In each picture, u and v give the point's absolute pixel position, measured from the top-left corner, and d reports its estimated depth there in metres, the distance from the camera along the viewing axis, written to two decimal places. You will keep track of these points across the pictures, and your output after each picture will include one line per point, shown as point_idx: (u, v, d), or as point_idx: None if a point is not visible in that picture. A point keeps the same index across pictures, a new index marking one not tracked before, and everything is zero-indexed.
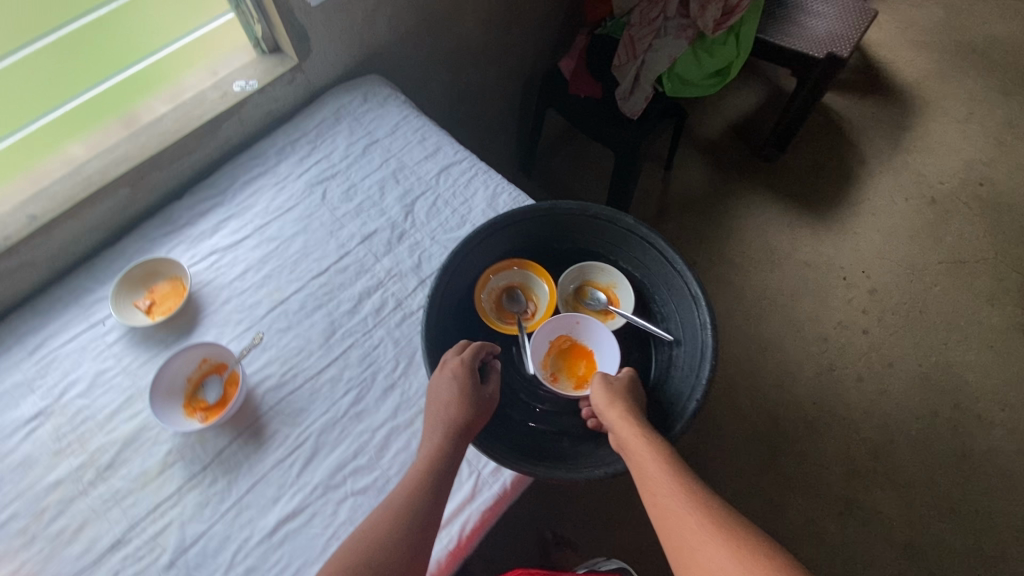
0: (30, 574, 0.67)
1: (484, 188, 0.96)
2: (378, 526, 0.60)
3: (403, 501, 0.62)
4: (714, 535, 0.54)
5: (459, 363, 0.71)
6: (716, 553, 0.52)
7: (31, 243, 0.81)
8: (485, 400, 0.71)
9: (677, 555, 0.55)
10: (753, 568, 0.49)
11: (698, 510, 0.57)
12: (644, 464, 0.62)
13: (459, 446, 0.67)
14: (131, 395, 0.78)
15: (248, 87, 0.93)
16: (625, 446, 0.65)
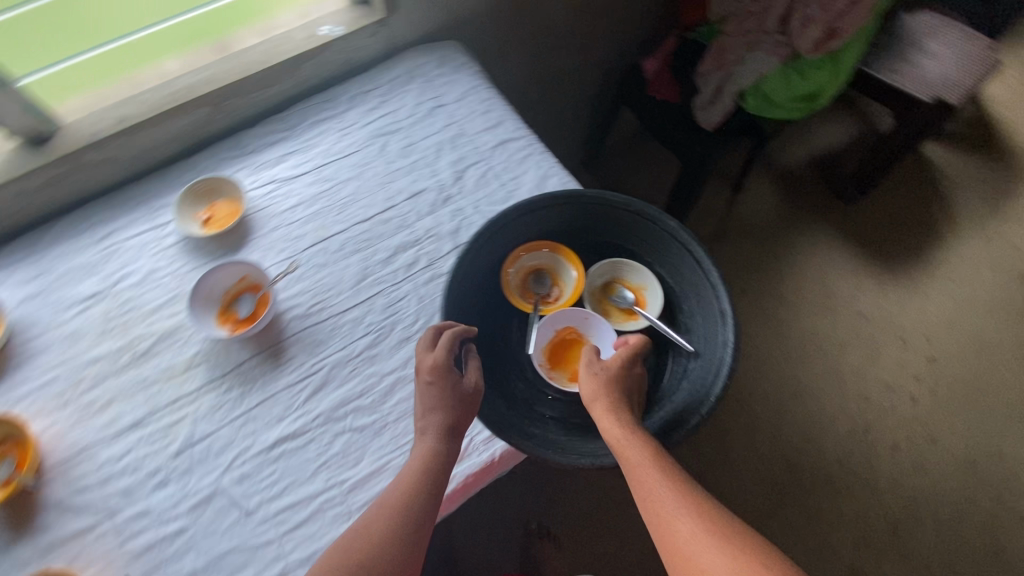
0: (60, 432, 0.75)
1: (537, 168, 0.96)
2: (374, 526, 0.62)
3: (397, 501, 0.64)
4: (709, 535, 0.57)
5: (437, 362, 0.70)
6: (713, 558, 0.55)
7: (117, 141, 0.88)
8: (471, 397, 0.71)
9: (670, 558, 0.58)
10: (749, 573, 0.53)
11: (691, 511, 0.59)
12: (633, 465, 0.62)
13: (451, 446, 0.68)
14: (175, 296, 0.84)
15: (334, 32, 0.96)
16: (612, 445, 0.65)
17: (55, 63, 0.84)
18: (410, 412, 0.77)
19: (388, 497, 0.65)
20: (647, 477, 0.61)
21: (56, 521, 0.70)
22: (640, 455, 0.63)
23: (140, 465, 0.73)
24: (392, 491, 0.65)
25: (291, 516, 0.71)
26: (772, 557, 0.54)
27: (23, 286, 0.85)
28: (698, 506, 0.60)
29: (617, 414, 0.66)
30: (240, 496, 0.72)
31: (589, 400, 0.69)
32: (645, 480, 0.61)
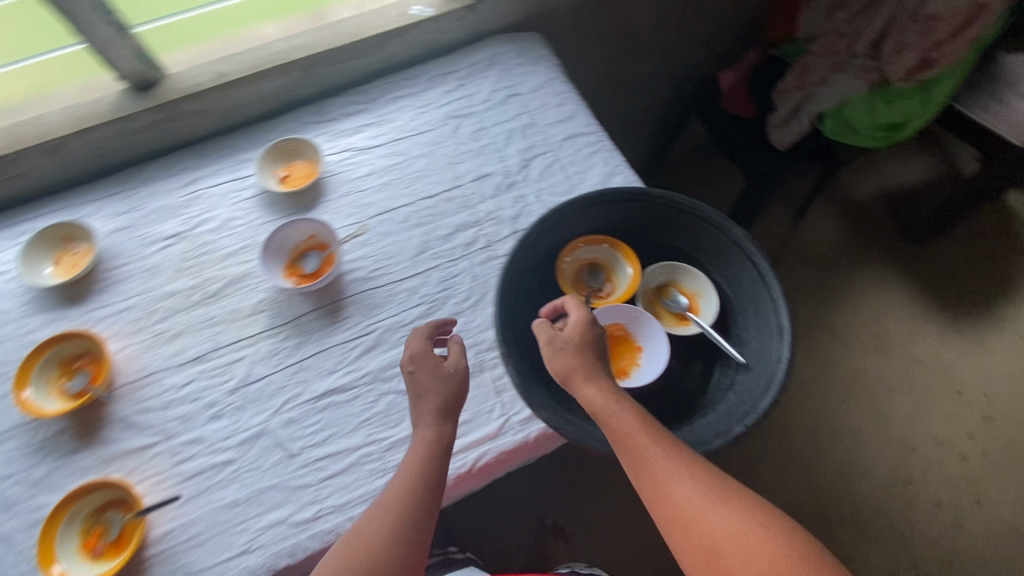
0: (132, 356, 0.80)
1: (603, 165, 0.96)
2: (368, 524, 0.61)
3: (390, 500, 0.63)
4: (706, 497, 0.57)
5: (418, 351, 0.73)
6: (717, 516, 0.56)
7: (213, 94, 0.93)
8: (456, 377, 0.72)
9: (671, 523, 0.58)
10: (750, 522, 0.56)
11: (685, 474, 0.59)
12: (623, 434, 0.61)
13: (447, 429, 0.69)
14: (247, 245, 0.89)
15: (424, 13, 1.00)
16: (602, 417, 0.63)
17: (160, 18, 0.90)
18: None
19: (386, 499, 0.64)
20: (639, 445, 0.60)
21: (119, 436, 0.75)
22: (629, 423, 0.62)
23: (199, 396, 0.78)
24: (390, 494, 0.64)
25: (330, 465, 0.74)
26: (765, 504, 0.58)
27: (114, 219, 0.91)
28: (692, 467, 0.60)
29: (599, 381, 0.66)
30: (285, 438, 0.75)
31: (565, 373, 0.67)
32: (636, 448, 0.60)
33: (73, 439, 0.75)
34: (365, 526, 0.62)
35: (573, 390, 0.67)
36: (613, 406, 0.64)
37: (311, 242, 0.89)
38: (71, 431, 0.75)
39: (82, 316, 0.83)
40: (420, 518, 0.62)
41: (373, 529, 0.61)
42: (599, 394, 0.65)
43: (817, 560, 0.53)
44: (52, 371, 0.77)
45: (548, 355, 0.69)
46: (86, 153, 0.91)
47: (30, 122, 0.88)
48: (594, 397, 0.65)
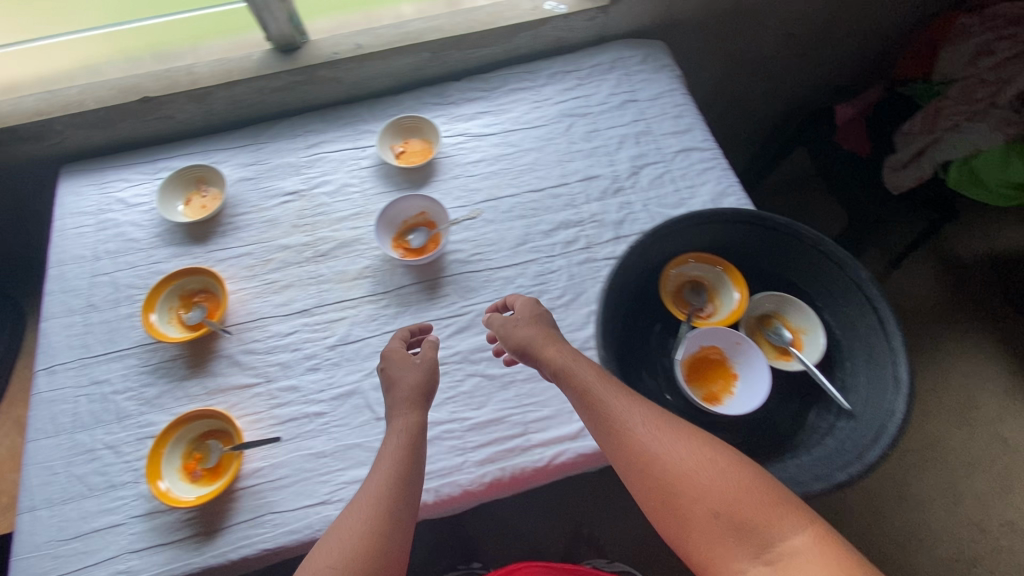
0: (244, 299, 0.85)
1: (716, 182, 0.94)
2: (347, 516, 0.61)
3: (364, 494, 0.62)
4: (659, 440, 0.61)
5: (392, 345, 0.74)
6: (669, 451, 0.60)
7: (349, 64, 0.97)
8: (426, 365, 0.73)
9: (628, 465, 0.61)
10: (698, 453, 0.59)
11: (637, 421, 0.62)
12: (581, 388, 0.65)
13: (416, 418, 0.68)
14: (359, 212, 0.93)
15: (557, 9, 1.00)
16: (562, 371, 0.67)
17: None
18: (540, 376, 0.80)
19: (361, 501, 0.61)
20: (597, 397, 0.64)
21: (226, 371, 0.80)
22: (588, 377, 0.66)
23: (300, 347, 0.82)
24: (365, 496, 0.62)
25: None
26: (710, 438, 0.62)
27: (241, 168, 0.97)
28: (648, 414, 0.63)
29: (558, 345, 0.70)
30: (375, 401, 0.78)
31: (529, 342, 0.71)
32: (593, 400, 0.64)
33: (184, 367, 0.80)
34: (340, 532, 0.59)
35: (535, 355, 0.71)
36: (573, 362, 0.68)
37: (419, 219, 0.92)
38: (184, 360, 0.80)
39: (205, 255, 0.89)
40: (398, 512, 0.61)
41: (351, 533, 0.59)
42: (559, 354, 0.69)
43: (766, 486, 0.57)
44: (174, 301, 0.83)
45: (507, 331, 0.74)
46: (226, 104, 0.97)
47: (183, 69, 0.95)
48: (557, 356, 0.69)
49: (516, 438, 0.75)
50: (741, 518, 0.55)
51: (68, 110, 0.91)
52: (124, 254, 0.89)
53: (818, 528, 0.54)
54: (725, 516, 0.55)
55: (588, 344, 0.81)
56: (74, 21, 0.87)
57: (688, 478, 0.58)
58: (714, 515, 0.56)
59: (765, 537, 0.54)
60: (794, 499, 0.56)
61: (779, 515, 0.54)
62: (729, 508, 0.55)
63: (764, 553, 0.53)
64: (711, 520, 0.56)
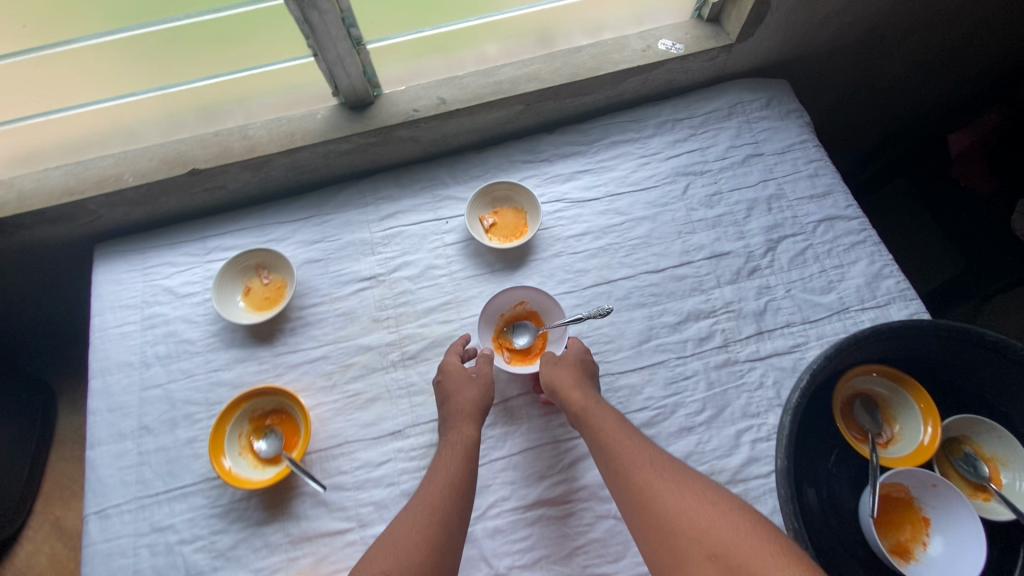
0: (324, 418, 0.72)
1: (868, 260, 0.80)
2: (398, 526, 0.57)
3: (415, 504, 0.59)
4: (668, 484, 0.55)
5: (449, 359, 0.70)
6: (666, 490, 0.55)
7: (431, 122, 0.82)
8: (482, 380, 0.69)
9: (627, 505, 0.56)
10: (699, 495, 0.54)
11: (647, 464, 0.58)
12: (598, 427, 0.62)
13: (471, 429, 0.65)
14: (449, 301, 0.79)
15: (674, 50, 0.85)
16: (577, 411, 0.64)
17: (406, 32, 0.78)
18: None
19: (416, 507, 0.59)
20: (608, 438, 0.61)
21: (311, 513, 0.67)
22: (604, 420, 0.63)
23: (395, 481, 0.69)
24: (421, 502, 0.59)
25: None
26: (722, 487, 0.56)
27: (307, 247, 0.83)
28: (658, 459, 0.59)
29: (584, 386, 0.66)
30: (491, 552, 0.65)
31: (556, 385, 0.67)
32: (606, 438, 0.61)
33: (260, 509, 0.67)
34: (396, 538, 0.56)
35: (557, 398, 0.66)
36: (589, 404, 0.64)
37: (518, 309, 0.77)
38: (260, 500, 0.68)
39: (273, 361, 0.75)
40: (451, 522, 0.57)
41: (407, 541, 0.55)
42: (581, 395, 0.65)
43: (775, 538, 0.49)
44: (244, 425, 0.70)
45: (545, 372, 0.69)
46: (286, 171, 0.83)
47: (235, 132, 0.80)
48: (577, 394, 0.65)
49: None
50: (741, 564, 0.47)
51: (104, 188, 0.76)
52: (177, 360, 0.75)
53: None
54: (721, 560, 0.48)
55: (740, 474, 0.68)
56: (111, 84, 0.72)
57: (689, 519, 0.52)
58: (708, 557, 0.48)
59: None
60: (804, 559, 0.47)
61: (782, 567, 0.46)
62: (727, 552, 0.48)
63: None
64: (704, 563, 0.48)
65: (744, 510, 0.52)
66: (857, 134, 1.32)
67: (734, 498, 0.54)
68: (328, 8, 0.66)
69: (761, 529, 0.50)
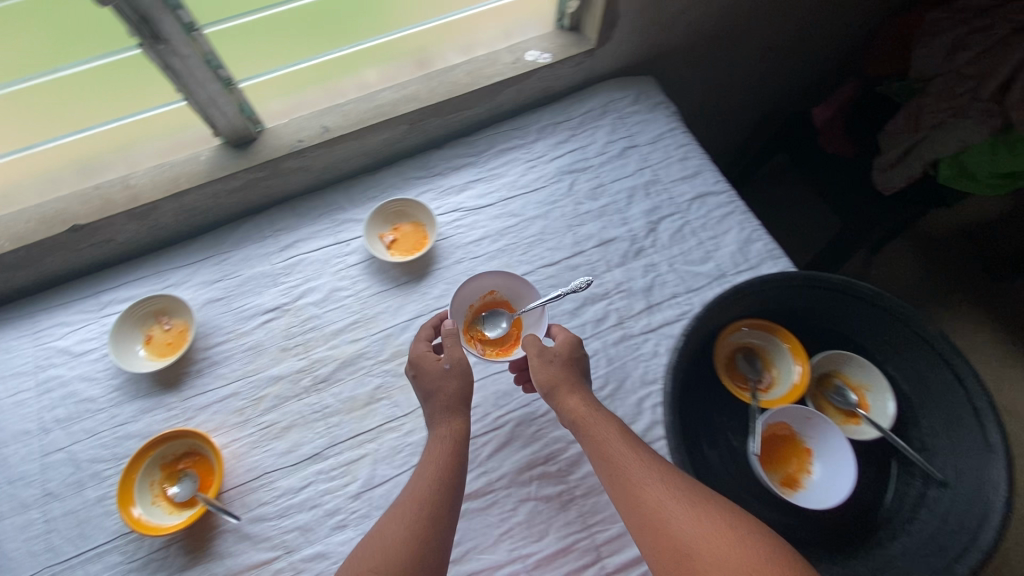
0: (239, 453, 0.72)
1: (738, 229, 0.88)
2: (385, 525, 0.58)
3: (404, 499, 0.61)
4: (679, 502, 0.56)
5: (422, 353, 0.70)
6: (680, 510, 0.55)
7: (318, 151, 0.84)
8: (458, 371, 0.69)
9: (639, 522, 0.57)
10: (713, 514, 0.54)
11: (656, 480, 0.58)
12: (602, 440, 0.63)
13: (453, 420, 0.66)
14: (356, 320, 0.81)
15: (541, 59, 0.91)
16: (581, 425, 0.65)
17: (275, 69, 0.80)
18: (599, 488, 0.72)
19: (405, 502, 0.60)
20: (615, 452, 0.62)
21: (235, 549, 0.67)
22: (608, 431, 0.64)
23: (318, 502, 0.70)
24: (409, 497, 0.60)
25: None
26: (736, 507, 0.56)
27: (207, 288, 0.83)
28: (667, 475, 0.59)
29: (579, 391, 0.68)
30: None
31: (551, 385, 0.68)
32: (611, 453, 0.62)
33: (181, 554, 0.66)
34: (381, 532, 0.58)
35: (554, 403, 0.68)
36: (591, 415, 0.66)
37: (487, 298, 0.81)
38: (181, 545, 0.67)
39: (181, 405, 0.75)
40: (440, 516, 0.59)
41: (393, 538, 0.57)
42: (579, 403, 0.67)
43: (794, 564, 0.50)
44: (155, 474, 0.69)
45: (536, 366, 0.70)
46: (177, 216, 0.83)
47: (117, 182, 0.80)
48: (575, 406, 0.66)
49: (589, 568, 0.66)
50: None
51: None
52: (80, 420, 0.74)
53: None
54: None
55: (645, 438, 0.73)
56: None
57: (705, 542, 0.52)
58: None
59: None
60: None
61: None
62: None
63: None
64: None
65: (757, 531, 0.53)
66: (736, 117, 1.44)
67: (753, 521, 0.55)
68: (189, 52, 0.68)
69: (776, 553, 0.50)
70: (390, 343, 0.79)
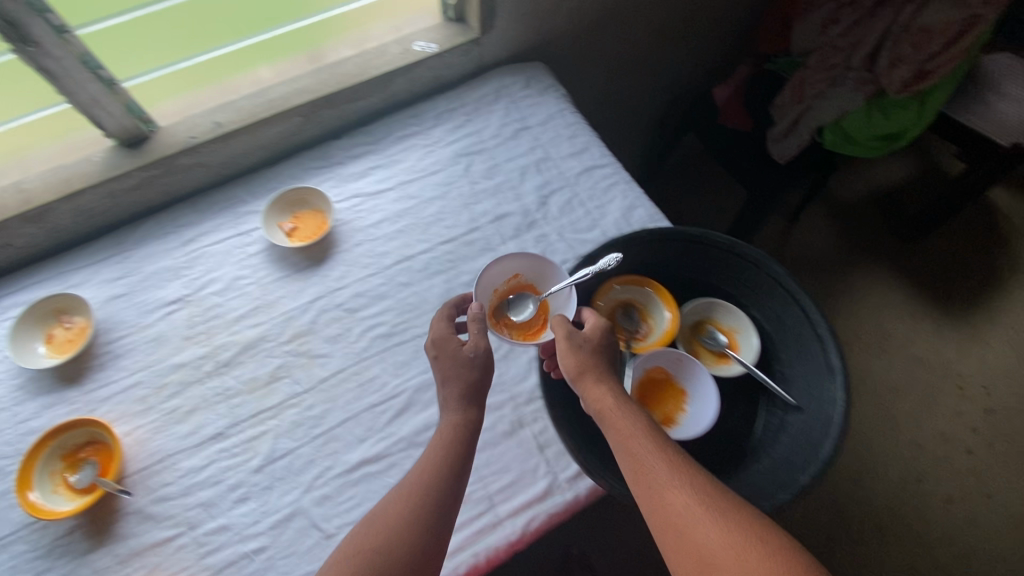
0: (141, 439, 0.74)
1: (622, 198, 0.93)
2: (392, 505, 0.62)
3: (413, 483, 0.63)
4: (708, 509, 0.57)
5: (445, 339, 0.72)
6: (704, 517, 0.56)
7: (211, 146, 0.87)
8: (479, 361, 0.71)
9: (659, 520, 0.58)
10: (737, 524, 0.55)
11: (682, 483, 0.59)
12: (624, 432, 0.64)
13: (470, 413, 0.68)
14: (258, 306, 0.84)
15: (428, 49, 0.96)
16: (605, 415, 0.65)
17: (160, 67, 0.83)
18: (493, 443, 0.76)
19: (410, 486, 0.63)
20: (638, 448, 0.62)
21: (139, 529, 0.69)
22: (632, 425, 0.64)
23: (221, 478, 0.72)
24: (415, 482, 0.63)
25: None
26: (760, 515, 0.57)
27: (110, 285, 0.85)
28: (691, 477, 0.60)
29: (605, 383, 0.68)
30: (320, 518, 0.70)
31: (578, 372, 0.69)
32: (634, 448, 0.62)
33: (85, 539, 0.68)
34: (386, 511, 0.61)
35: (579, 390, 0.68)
36: (615, 408, 0.66)
37: (511, 282, 0.84)
38: (84, 529, 0.68)
39: (83, 399, 0.76)
40: (445, 500, 0.62)
41: (400, 523, 0.60)
42: (604, 395, 0.67)
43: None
44: (56, 464, 0.71)
45: (563, 351, 0.71)
46: (74, 217, 0.85)
47: (10, 187, 0.82)
48: (601, 398, 0.66)
49: (483, 515, 0.71)
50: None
51: None
52: None
53: None
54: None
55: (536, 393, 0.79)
56: None
57: (730, 552, 0.54)
58: None
59: None
60: None
61: None
62: None
63: None
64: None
65: (785, 545, 0.54)
66: (645, 100, 1.51)
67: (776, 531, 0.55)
68: (63, 54, 0.70)
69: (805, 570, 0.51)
70: (291, 325, 0.82)
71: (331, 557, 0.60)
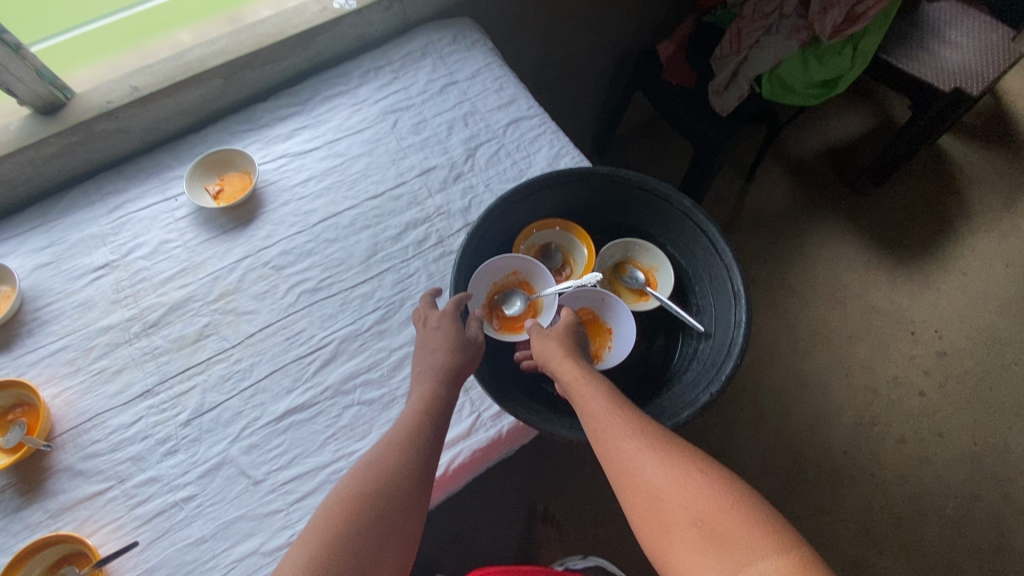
0: (68, 399, 0.75)
1: (549, 147, 0.94)
2: (380, 455, 0.61)
3: (403, 432, 0.62)
4: (656, 452, 0.55)
5: (445, 316, 0.71)
6: (653, 462, 0.54)
7: (129, 111, 0.88)
8: (474, 346, 0.71)
9: (615, 474, 0.56)
10: (685, 464, 0.53)
11: (637, 433, 0.57)
12: (583, 396, 0.63)
13: (452, 391, 0.68)
14: (185, 268, 0.84)
15: (347, 5, 0.97)
16: (567, 383, 0.65)
17: (66, 30, 0.85)
18: None
19: (395, 434, 0.62)
20: (593, 408, 0.61)
21: (68, 485, 0.69)
22: (590, 388, 0.63)
23: (149, 433, 0.73)
24: (400, 431, 0.63)
25: (298, 487, 0.69)
26: (709, 458, 0.55)
27: (36, 255, 0.85)
28: (644, 428, 0.58)
29: (575, 359, 0.67)
30: (248, 465, 0.71)
31: (545, 348, 0.69)
32: (590, 408, 0.61)
33: (15, 497, 0.68)
34: (382, 460, 0.60)
35: (547, 363, 0.68)
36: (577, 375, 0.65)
37: (509, 279, 0.81)
38: (14, 487, 0.69)
39: (12, 363, 0.77)
40: (431, 448, 0.62)
41: (390, 462, 0.60)
42: (571, 364, 0.66)
43: (759, 506, 0.49)
44: None
45: (534, 342, 0.71)
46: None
47: None
48: (565, 367, 0.66)
49: None
50: (725, 530, 0.47)
51: None
52: None
53: (804, 554, 0.44)
54: (706, 526, 0.48)
55: None
56: None
57: (677, 488, 0.51)
58: (694, 523, 0.48)
59: (742, 553, 0.45)
60: (789, 529, 0.46)
61: (763, 535, 0.46)
62: (711, 517, 0.48)
63: (739, 568, 0.44)
64: (691, 529, 0.48)
65: (734, 480, 0.51)
66: (590, 60, 1.50)
67: (724, 470, 0.53)
68: None
69: (752, 500, 0.49)
70: (218, 284, 0.83)
71: (322, 504, 0.58)
